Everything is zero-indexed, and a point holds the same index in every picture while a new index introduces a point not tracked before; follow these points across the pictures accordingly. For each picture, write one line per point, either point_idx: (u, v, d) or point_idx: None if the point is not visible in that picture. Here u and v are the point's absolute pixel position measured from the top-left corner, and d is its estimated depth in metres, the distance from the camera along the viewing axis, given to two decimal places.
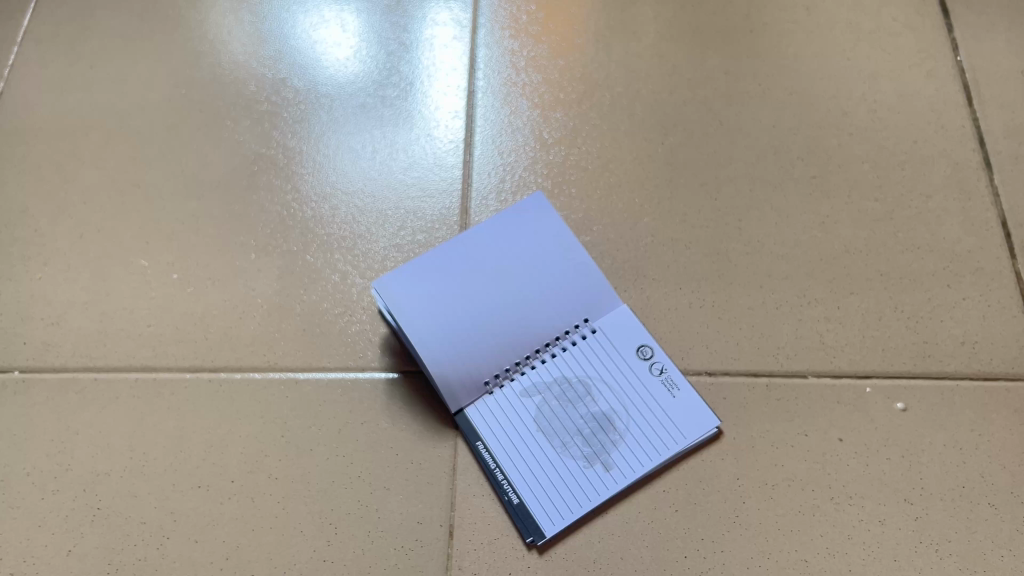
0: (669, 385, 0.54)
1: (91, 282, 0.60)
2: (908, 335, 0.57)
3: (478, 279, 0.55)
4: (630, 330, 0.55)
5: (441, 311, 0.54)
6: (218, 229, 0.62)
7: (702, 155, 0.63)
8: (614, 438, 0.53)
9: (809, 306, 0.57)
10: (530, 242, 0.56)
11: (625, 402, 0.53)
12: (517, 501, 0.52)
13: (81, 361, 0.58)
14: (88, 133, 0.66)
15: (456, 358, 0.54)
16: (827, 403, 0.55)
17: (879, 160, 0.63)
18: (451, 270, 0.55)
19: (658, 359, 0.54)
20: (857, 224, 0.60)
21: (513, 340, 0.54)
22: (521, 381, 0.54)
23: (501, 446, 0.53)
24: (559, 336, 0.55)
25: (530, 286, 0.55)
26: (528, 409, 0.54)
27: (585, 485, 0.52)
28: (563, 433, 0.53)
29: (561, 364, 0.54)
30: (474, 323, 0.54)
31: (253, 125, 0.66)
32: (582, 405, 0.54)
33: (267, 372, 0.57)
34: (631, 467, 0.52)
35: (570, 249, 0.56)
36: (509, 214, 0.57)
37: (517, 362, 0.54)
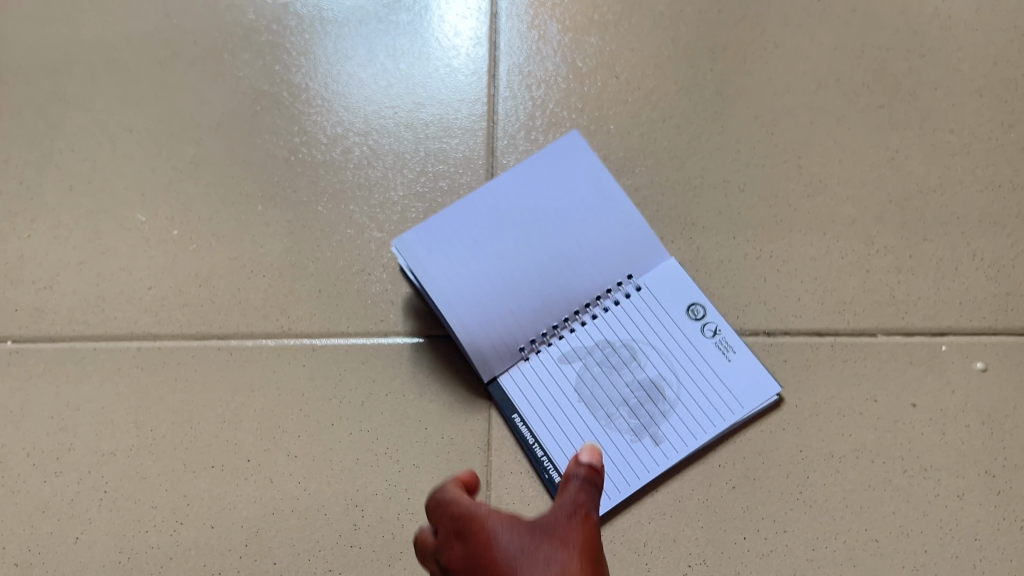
0: (724, 348, 0.48)
1: (84, 240, 0.55)
2: (988, 287, 0.51)
3: (511, 234, 0.50)
4: (678, 286, 0.50)
5: (470, 270, 0.49)
6: (221, 178, 0.56)
7: (756, 83, 0.56)
8: (663, 408, 0.48)
9: (878, 255, 0.52)
10: (566, 191, 0.50)
11: (674, 369, 0.48)
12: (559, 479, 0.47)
13: (77, 329, 0.53)
14: (73, 71, 0.60)
15: (489, 323, 0.49)
16: (899, 364, 0.49)
17: (955, 86, 0.56)
18: (479, 223, 0.50)
19: (710, 319, 0.49)
20: (931, 160, 0.54)
21: (550, 301, 0.49)
22: (559, 345, 0.49)
23: (539, 418, 0.49)
24: (600, 295, 0.50)
25: (567, 241, 0.50)
26: (568, 377, 0.49)
27: (632, 461, 0.47)
28: (606, 403, 0.48)
29: (603, 327, 0.49)
30: (507, 284, 0.49)
31: (253, 59, 0.59)
32: (627, 371, 0.48)
33: (281, 338, 0.52)
34: (683, 441, 0.47)
35: (611, 195, 0.50)
36: (540, 158, 0.51)
37: (554, 325, 0.49)
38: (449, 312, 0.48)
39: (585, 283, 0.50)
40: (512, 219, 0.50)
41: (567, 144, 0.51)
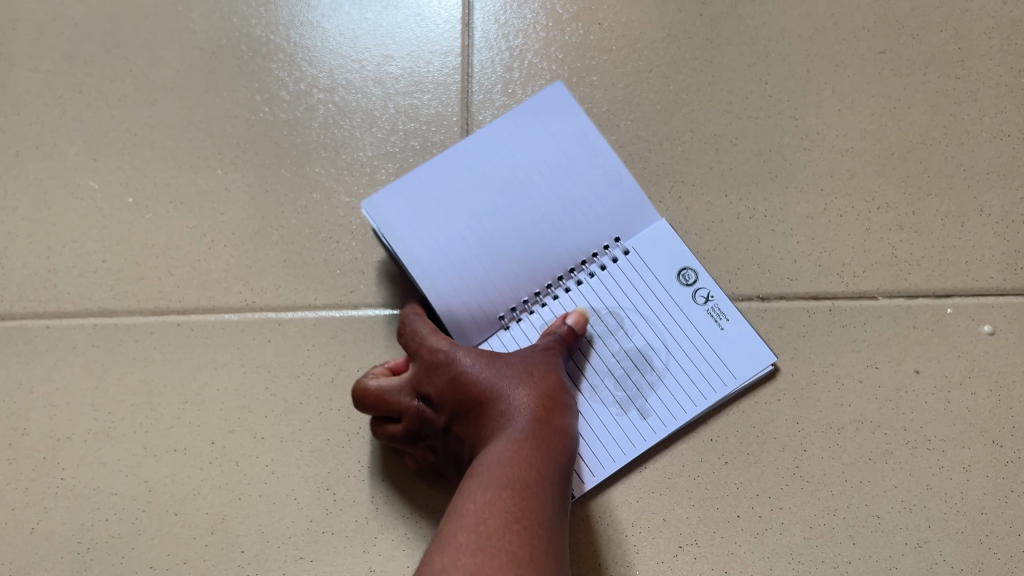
0: (716, 316, 0.45)
1: (33, 210, 0.52)
2: (997, 244, 0.48)
3: (490, 195, 0.46)
4: (670, 250, 0.46)
5: (447, 235, 0.46)
6: (177, 141, 0.53)
7: (748, 28, 0.52)
8: (651, 379, 0.45)
9: (878, 212, 0.49)
10: (548, 147, 0.47)
11: (662, 337, 0.45)
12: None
13: (28, 307, 0.50)
14: (16, 27, 0.56)
15: (466, 292, 0.46)
16: (902, 329, 0.46)
17: (961, 28, 0.52)
18: (456, 182, 0.46)
19: (702, 284, 0.46)
20: (935, 108, 0.50)
21: (532, 267, 0.46)
22: (542, 314, 0.46)
23: None
24: (585, 259, 0.46)
25: (550, 202, 0.46)
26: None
27: (618, 436, 0.44)
28: (590, 373, 0.45)
29: (588, 294, 0.46)
30: (486, 249, 0.46)
31: (209, 12, 0.55)
32: (613, 341, 0.45)
33: (245, 313, 0.49)
34: (671, 415, 0.44)
35: (596, 152, 0.46)
36: (521, 112, 0.47)
37: (536, 292, 0.46)
38: (424, 280, 0.45)
39: (568, 248, 0.46)
40: (492, 179, 0.46)
41: (550, 96, 0.47)
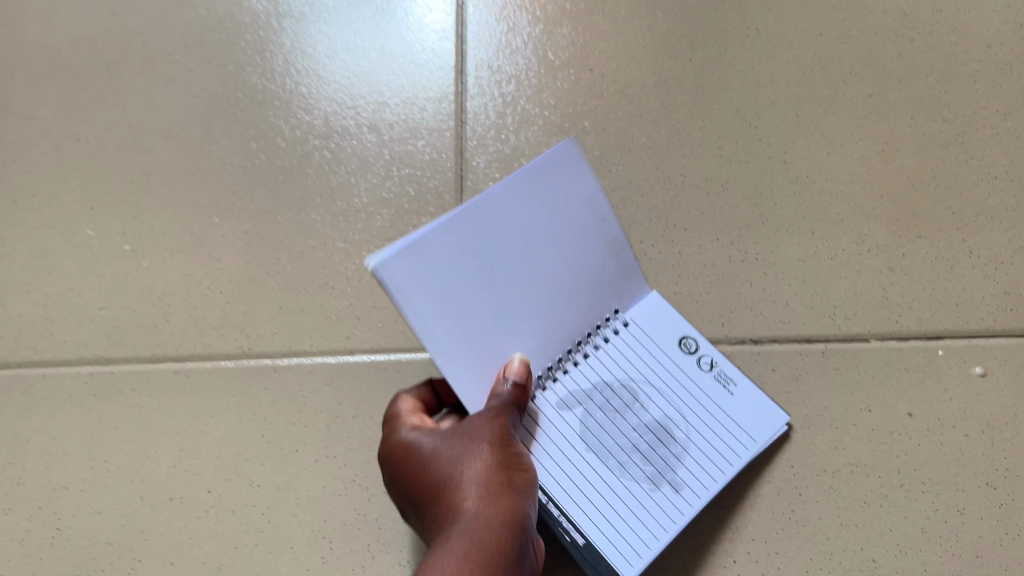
0: (724, 380, 0.45)
1: (30, 258, 0.52)
2: (986, 286, 0.48)
3: (507, 262, 0.42)
4: (667, 318, 0.46)
5: (460, 304, 0.41)
6: (173, 188, 0.53)
7: (737, 73, 0.53)
8: (676, 451, 0.43)
9: (869, 255, 0.49)
10: (562, 210, 0.43)
11: (679, 407, 0.44)
12: (582, 541, 0.42)
13: (25, 355, 0.50)
14: (15, 76, 0.56)
15: (479, 369, 0.41)
16: (894, 372, 0.47)
17: (947, 72, 0.53)
18: (473, 245, 0.41)
19: (704, 351, 0.45)
20: (923, 151, 0.51)
21: (548, 339, 0.43)
22: (554, 391, 0.44)
23: (549, 474, 0.42)
24: (591, 330, 0.45)
25: (563, 271, 0.43)
26: (568, 426, 0.43)
27: (656, 512, 0.42)
28: (617, 449, 0.43)
29: (598, 366, 0.44)
30: (498, 321, 0.42)
31: (205, 60, 0.56)
32: (631, 415, 0.44)
33: (241, 360, 0.49)
34: (705, 484, 0.43)
35: (604, 218, 0.44)
36: (535, 171, 0.43)
37: (549, 367, 0.44)
38: (438, 355, 0.40)
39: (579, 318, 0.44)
40: (508, 245, 0.42)
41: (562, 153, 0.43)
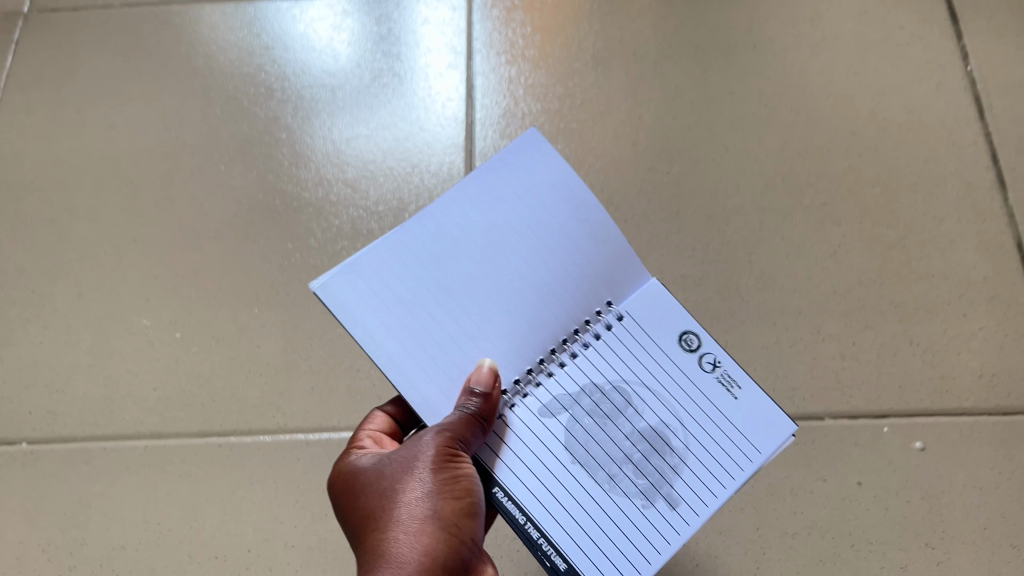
0: (727, 383, 0.41)
1: (93, 344, 0.60)
2: (925, 371, 0.56)
3: (464, 266, 0.41)
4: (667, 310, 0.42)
5: (412, 311, 0.40)
6: (219, 282, 0.61)
7: (709, 183, 0.62)
8: (672, 465, 0.40)
9: (823, 343, 0.57)
10: (522, 202, 0.42)
11: (675, 413, 0.41)
12: (563, 566, 0.38)
13: (88, 430, 0.57)
14: (81, 184, 0.65)
15: (441, 375, 0.40)
16: (845, 446, 0.54)
17: (890, 183, 0.61)
18: (422, 254, 0.41)
19: (707, 349, 0.42)
20: (870, 252, 0.59)
21: (523, 342, 0.41)
22: (537, 395, 0.41)
23: (531, 488, 0.39)
24: (579, 329, 0.42)
25: (531, 265, 0.42)
26: (552, 433, 0.40)
27: (649, 533, 0.39)
28: (607, 460, 0.40)
29: (587, 368, 0.41)
30: (460, 325, 0.41)
31: (247, 170, 0.65)
32: (624, 421, 0.41)
33: (277, 434, 0.56)
34: (701, 499, 0.40)
35: (575, 207, 0.42)
36: (485, 170, 0.43)
37: (530, 370, 0.41)
38: (391, 368, 0.39)
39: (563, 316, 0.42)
40: (462, 247, 0.42)
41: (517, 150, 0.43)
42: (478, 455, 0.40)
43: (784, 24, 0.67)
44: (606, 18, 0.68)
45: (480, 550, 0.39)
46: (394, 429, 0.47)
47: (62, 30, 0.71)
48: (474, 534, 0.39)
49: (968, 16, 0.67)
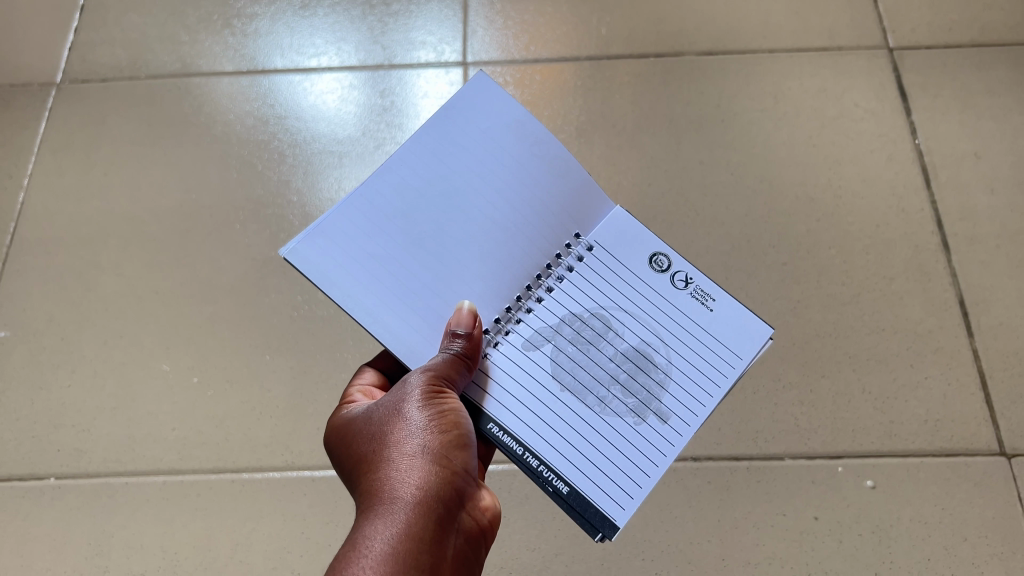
0: (701, 297, 0.50)
1: (117, 388, 0.65)
2: (876, 416, 0.61)
3: (432, 213, 0.48)
4: (627, 239, 0.51)
5: (385, 266, 0.46)
6: (234, 331, 0.67)
7: (680, 244, 0.68)
8: (658, 378, 0.48)
9: (784, 390, 0.62)
10: (478, 146, 0.50)
11: (653, 332, 0.49)
12: (566, 489, 0.45)
13: (111, 466, 0.62)
14: (107, 240, 0.71)
15: (419, 319, 0.46)
16: (803, 483, 0.59)
17: (845, 245, 0.67)
18: (387, 204, 0.47)
19: (675, 269, 0.51)
20: (827, 307, 0.65)
21: (493, 282, 0.48)
22: (521, 331, 0.48)
23: (522, 419, 0.46)
24: (551, 263, 0.50)
25: (491, 210, 0.49)
26: (540, 363, 0.47)
27: (647, 442, 0.46)
28: (596, 382, 0.47)
29: (564, 300, 0.49)
30: (433, 273, 0.47)
31: (260, 228, 0.71)
32: (607, 345, 0.48)
33: (286, 471, 0.61)
34: (688, 404, 0.47)
35: (530, 141, 0.50)
36: (442, 119, 0.50)
37: (508, 308, 0.48)
38: (373, 322, 0.45)
39: (529, 258, 0.49)
40: (427, 193, 0.48)
41: (446, 107, 0.50)
42: (466, 392, 0.47)
43: (750, 100, 0.74)
44: (589, 94, 0.75)
45: (471, 479, 0.44)
46: (382, 382, 0.53)
47: (92, 99, 0.78)
48: (465, 465, 0.43)
49: (915, 95, 0.74)
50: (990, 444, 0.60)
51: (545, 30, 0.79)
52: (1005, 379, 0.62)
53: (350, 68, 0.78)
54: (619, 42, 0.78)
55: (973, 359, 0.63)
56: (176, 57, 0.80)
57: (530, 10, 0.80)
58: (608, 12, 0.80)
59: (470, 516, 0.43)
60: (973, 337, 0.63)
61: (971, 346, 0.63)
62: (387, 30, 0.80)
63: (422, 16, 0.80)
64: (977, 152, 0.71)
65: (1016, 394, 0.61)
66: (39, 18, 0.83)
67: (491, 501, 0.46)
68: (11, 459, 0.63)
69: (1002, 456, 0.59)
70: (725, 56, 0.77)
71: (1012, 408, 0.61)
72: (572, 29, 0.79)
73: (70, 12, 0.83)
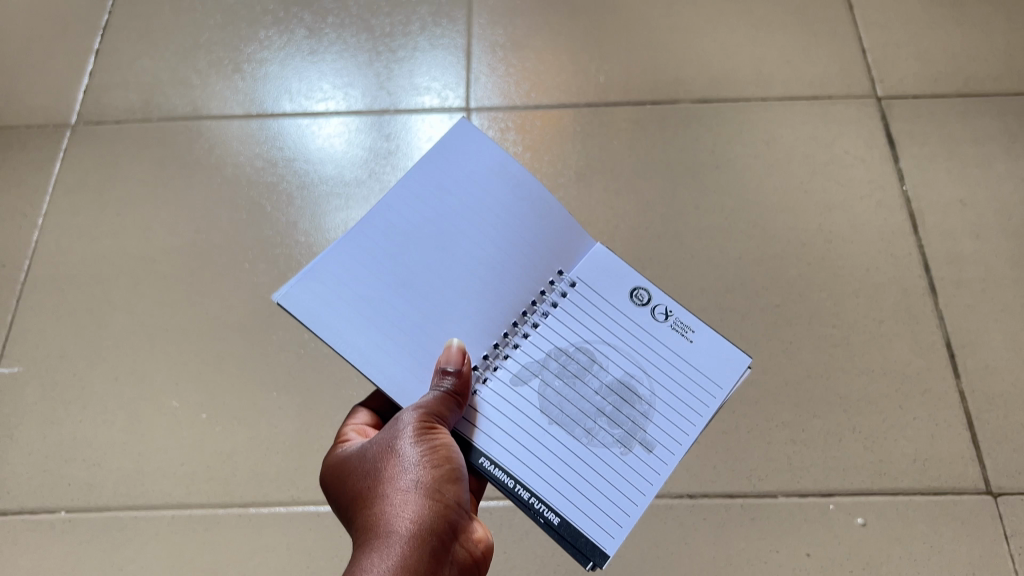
0: (681, 329, 0.53)
1: (127, 423, 0.67)
2: (866, 455, 0.63)
3: (421, 255, 0.50)
4: (608, 274, 0.54)
5: (376, 307, 0.48)
6: (242, 368, 0.68)
7: (677, 285, 0.70)
8: (643, 409, 0.51)
9: (777, 429, 0.64)
10: (463, 189, 0.52)
11: (637, 364, 0.52)
12: (557, 520, 0.47)
13: (121, 500, 0.64)
14: (119, 277, 0.73)
15: (409, 358, 0.48)
16: (796, 520, 0.61)
17: (835, 288, 0.70)
18: (376, 248, 0.49)
19: (656, 302, 0.54)
20: (818, 348, 0.67)
21: (481, 321, 0.50)
22: (509, 366, 0.50)
23: (512, 452, 0.48)
24: (536, 299, 0.52)
25: (478, 249, 0.51)
26: (527, 397, 0.50)
27: (635, 472, 0.49)
28: (583, 415, 0.50)
29: (551, 334, 0.51)
30: (423, 313, 0.49)
31: (268, 268, 0.73)
32: (593, 378, 0.51)
33: (291, 506, 0.63)
34: (672, 433, 0.50)
35: (513, 183, 0.52)
36: (425, 163, 0.52)
37: (496, 344, 0.50)
38: (366, 363, 0.47)
39: (516, 297, 0.51)
40: (415, 235, 0.50)
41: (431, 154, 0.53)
42: (456, 427, 0.48)
43: (743, 146, 0.77)
44: (588, 139, 0.78)
45: (464, 512, 0.45)
46: (376, 421, 0.55)
47: (105, 140, 0.80)
48: (458, 498, 0.45)
49: (903, 143, 0.77)
50: (977, 483, 0.62)
51: (545, 77, 0.82)
52: (991, 420, 0.64)
53: (357, 111, 0.81)
54: (617, 89, 0.81)
55: (960, 400, 0.65)
56: (188, 100, 0.82)
57: (531, 58, 0.83)
58: (607, 60, 0.82)
59: (464, 548, 0.45)
60: (959, 378, 0.66)
61: (957, 387, 0.65)
62: (392, 76, 0.83)
63: (425, 63, 0.83)
64: (963, 199, 0.73)
65: (1002, 434, 0.63)
66: (54, 62, 0.85)
67: (482, 532, 0.48)
68: (23, 492, 0.64)
69: (988, 494, 0.61)
70: (719, 104, 0.79)
71: (998, 448, 0.63)
72: (572, 77, 0.82)
73: (85, 55, 0.86)
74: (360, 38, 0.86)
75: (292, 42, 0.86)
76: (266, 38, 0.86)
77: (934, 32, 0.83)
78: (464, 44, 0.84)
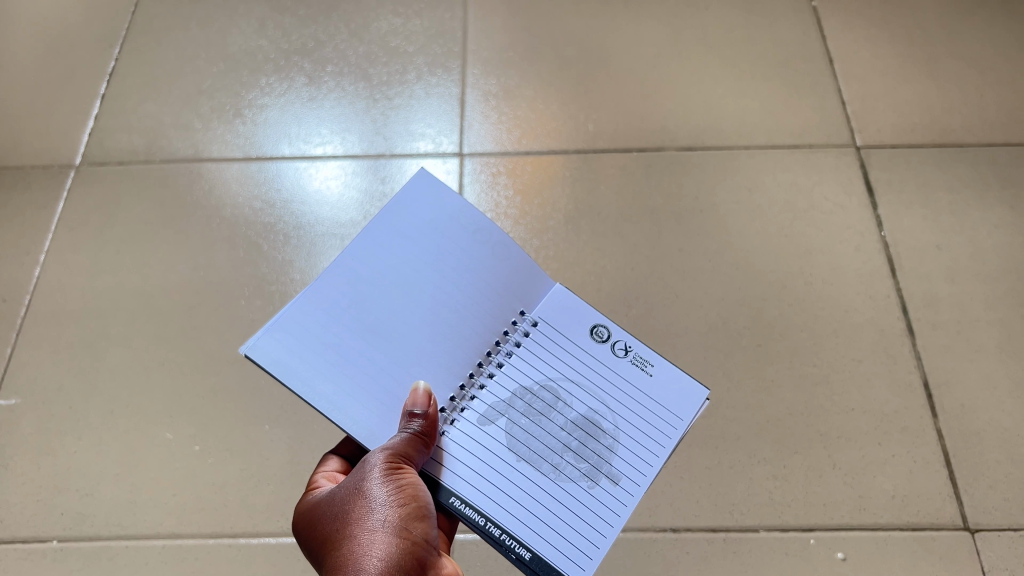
0: (641, 363, 0.55)
1: (121, 454, 0.68)
2: (846, 490, 0.64)
3: (388, 300, 0.52)
4: (568, 312, 0.56)
5: (342, 354, 0.49)
6: (234, 402, 0.70)
7: (662, 324, 0.72)
8: (608, 443, 0.52)
9: (757, 465, 0.65)
10: (426, 236, 0.54)
11: (599, 399, 0.54)
12: (528, 555, 0.49)
13: (112, 530, 0.65)
14: (116, 313, 0.75)
15: (376, 402, 0.49)
16: (776, 555, 0.62)
17: (816, 329, 0.72)
18: (341, 296, 0.51)
19: (615, 339, 0.56)
20: (798, 387, 0.69)
21: (446, 363, 0.52)
22: (476, 406, 0.52)
23: (481, 490, 0.49)
24: (500, 339, 0.54)
25: (444, 292, 0.53)
26: (494, 435, 0.51)
27: (603, 505, 0.50)
28: (551, 451, 0.51)
29: (514, 374, 0.53)
30: (389, 357, 0.50)
31: (264, 304, 0.75)
32: (559, 415, 0.53)
33: (280, 537, 0.64)
34: (636, 465, 0.52)
35: (475, 226, 0.55)
36: (389, 212, 0.55)
37: (462, 385, 0.52)
38: (334, 409, 0.48)
39: (481, 337, 0.53)
40: (381, 282, 0.52)
41: (387, 206, 0.55)
42: (424, 468, 0.50)
43: (726, 192, 0.79)
44: (577, 185, 0.80)
45: (434, 548, 0.47)
46: (346, 467, 0.56)
47: (108, 181, 0.83)
48: (426, 534, 0.46)
49: (881, 191, 0.79)
50: (954, 519, 0.63)
51: (536, 125, 0.85)
52: (967, 458, 0.65)
53: (352, 156, 0.83)
54: (605, 137, 0.83)
55: (937, 437, 0.66)
56: (190, 143, 0.85)
57: (522, 106, 0.86)
58: (595, 109, 0.86)
59: None
60: (936, 418, 0.67)
61: (934, 425, 0.67)
62: (388, 123, 0.85)
63: (420, 110, 0.86)
64: (938, 244, 0.76)
65: (978, 471, 0.65)
66: (61, 106, 0.88)
67: (452, 568, 0.49)
68: (16, 521, 0.65)
69: (965, 530, 0.62)
70: (703, 152, 0.82)
71: (975, 484, 0.64)
72: (562, 125, 0.84)
73: (90, 100, 0.89)
74: (358, 86, 0.89)
75: (292, 88, 0.89)
76: (267, 85, 0.89)
77: (911, 85, 0.86)
78: (458, 92, 0.87)
